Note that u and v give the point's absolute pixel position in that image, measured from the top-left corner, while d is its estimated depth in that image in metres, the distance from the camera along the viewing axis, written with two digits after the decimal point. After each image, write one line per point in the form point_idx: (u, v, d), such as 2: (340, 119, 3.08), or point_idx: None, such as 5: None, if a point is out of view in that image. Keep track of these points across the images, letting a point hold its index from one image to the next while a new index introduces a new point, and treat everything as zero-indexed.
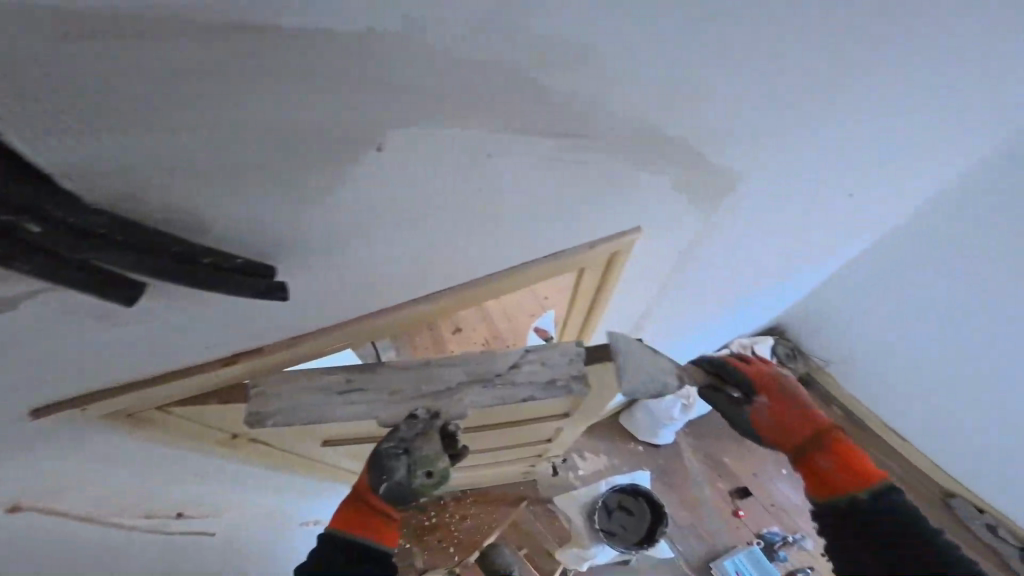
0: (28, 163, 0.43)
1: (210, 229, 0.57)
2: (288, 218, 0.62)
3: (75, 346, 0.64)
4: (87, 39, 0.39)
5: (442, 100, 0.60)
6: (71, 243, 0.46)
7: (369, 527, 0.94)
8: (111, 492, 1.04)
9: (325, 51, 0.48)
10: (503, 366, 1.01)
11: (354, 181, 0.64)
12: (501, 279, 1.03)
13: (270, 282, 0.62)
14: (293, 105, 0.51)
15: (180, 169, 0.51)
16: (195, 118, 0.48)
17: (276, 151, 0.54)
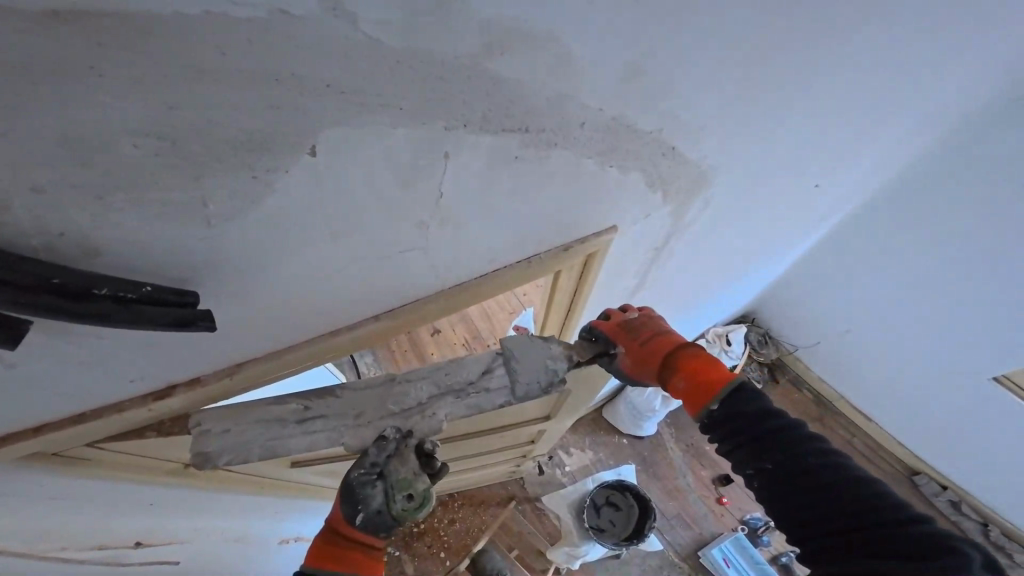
0: None
1: (109, 251, 0.49)
2: (208, 233, 0.54)
3: None
4: None
5: (380, 96, 0.53)
6: None
7: (351, 561, 0.83)
8: (47, 535, 0.94)
9: (227, 43, 0.40)
10: (474, 375, 0.95)
11: (284, 189, 0.56)
12: (466, 289, 0.96)
13: (186, 309, 0.54)
14: (196, 109, 0.43)
15: (59, 185, 0.42)
16: (66, 124, 0.39)
17: (182, 162, 0.46)
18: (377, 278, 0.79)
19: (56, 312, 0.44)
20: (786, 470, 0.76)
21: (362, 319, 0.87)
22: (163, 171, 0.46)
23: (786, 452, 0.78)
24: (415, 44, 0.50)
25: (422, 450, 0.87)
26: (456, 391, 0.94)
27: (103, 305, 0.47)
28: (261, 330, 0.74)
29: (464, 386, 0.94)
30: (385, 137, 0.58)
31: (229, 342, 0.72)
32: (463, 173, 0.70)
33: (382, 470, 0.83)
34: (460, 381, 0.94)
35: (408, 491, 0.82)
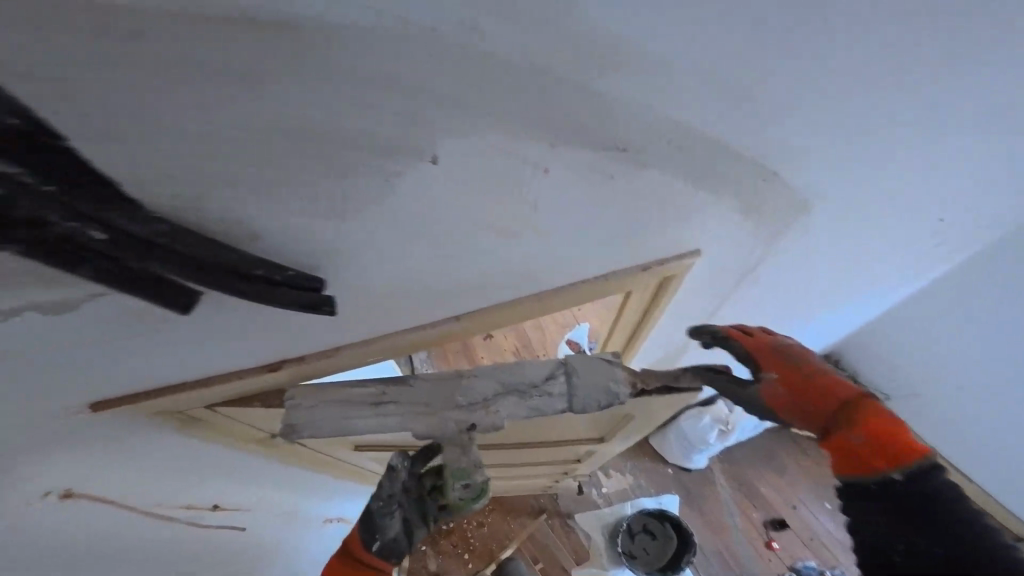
0: (103, 172, 0.44)
1: (263, 237, 0.57)
2: (338, 227, 0.61)
3: (134, 344, 0.66)
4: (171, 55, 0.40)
5: (497, 108, 0.58)
6: (133, 249, 0.49)
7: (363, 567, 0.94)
8: (150, 486, 1.03)
9: (388, 63, 0.47)
10: (537, 378, 0.95)
11: (405, 191, 0.62)
12: (547, 300, 0.98)
13: (309, 295, 0.64)
14: (351, 117, 0.50)
15: (242, 178, 0.50)
16: (259, 125, 0.47)
17: (332, 162, 0.53)
18: (462, 279, 0.83)
19: (222, 285, 0.55)
20: (956, 566, 0.62)
21: (445, 317, 0.91)
22: (317, 169, 0.53)
23: (967, 549, 0.62)
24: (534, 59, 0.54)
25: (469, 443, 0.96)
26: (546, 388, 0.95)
27: (252, 284, 0.57)
28: (358, 318, 0.80)
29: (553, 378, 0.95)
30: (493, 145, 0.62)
31: (331, 327, 0.79)
32: (557, 185, 0.73)
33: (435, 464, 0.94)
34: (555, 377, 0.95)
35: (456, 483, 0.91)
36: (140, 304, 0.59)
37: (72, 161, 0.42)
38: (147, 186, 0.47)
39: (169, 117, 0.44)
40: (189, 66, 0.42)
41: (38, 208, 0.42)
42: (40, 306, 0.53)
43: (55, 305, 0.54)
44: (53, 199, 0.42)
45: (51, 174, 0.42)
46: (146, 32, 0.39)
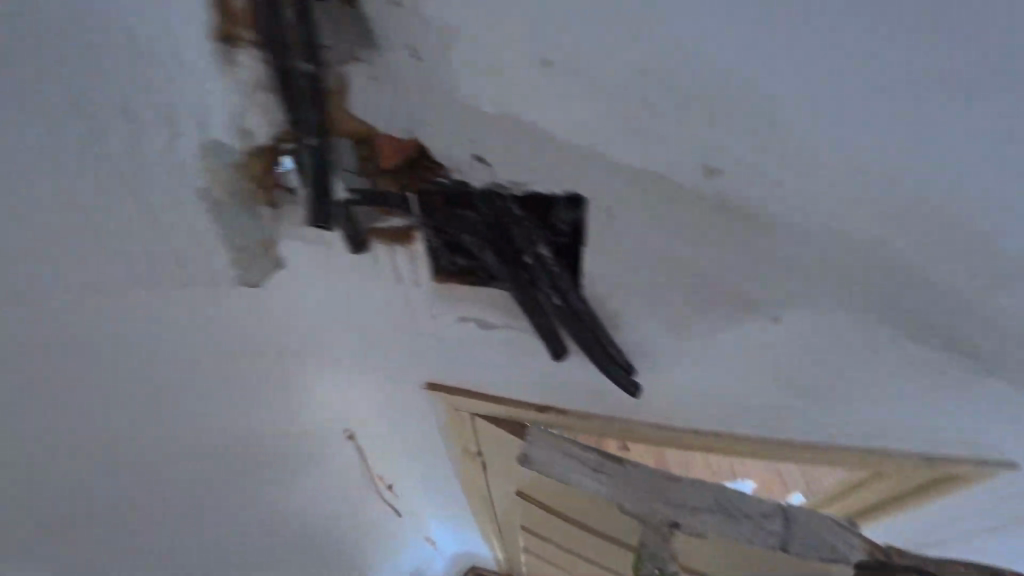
0: (581, 260, 0.68)
1: (626, 327, 0.73)
2: (677, 339, 0.73)
3: (483, 359, 0.90)
4: (675, 214, 0.59)
5: (886, 299, 0.60)
6: (559, 308, 0.73)
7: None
8: (379, 443, 1.34)
9: (818, 248, 0.57)
10: (751, 510, 0.95)
11: (749, 334, 0.69)
12: (810, 460, 0.83)
13: (626, 377, 0.78)
14: (754, 275, 0.62)
15: (648, 289, 0.68)
16: (688, 263, 0.63)
17: (714, 298, 0.66)
18: (738, 421, 0.82)
19: (584, 346, 0.76)
20: None
21: (691, 431, 0.87)
22: (699, 299, 0.67)
23: None
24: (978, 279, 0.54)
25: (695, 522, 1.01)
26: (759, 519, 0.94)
27: (600, 354, 0.76)
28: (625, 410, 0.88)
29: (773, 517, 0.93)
30: (863, 326, 0.64)
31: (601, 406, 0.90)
32: (900, 381, 0.67)
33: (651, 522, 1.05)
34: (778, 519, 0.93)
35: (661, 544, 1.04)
36: (517, 340, 0.81)
37: (572, 251, 0.67)
38: (592, 273, 0.69)
39: (643, 242, 0.63)
40: (681, 218, 0.59)
41: (539, 272, 0.70)
42: (478, 319, 0.81)
43: (484, 321, 0.81)
44: (548, 270, 0.69)
45: (558, 257, 0.68)
46: (677, 198, 0.57)
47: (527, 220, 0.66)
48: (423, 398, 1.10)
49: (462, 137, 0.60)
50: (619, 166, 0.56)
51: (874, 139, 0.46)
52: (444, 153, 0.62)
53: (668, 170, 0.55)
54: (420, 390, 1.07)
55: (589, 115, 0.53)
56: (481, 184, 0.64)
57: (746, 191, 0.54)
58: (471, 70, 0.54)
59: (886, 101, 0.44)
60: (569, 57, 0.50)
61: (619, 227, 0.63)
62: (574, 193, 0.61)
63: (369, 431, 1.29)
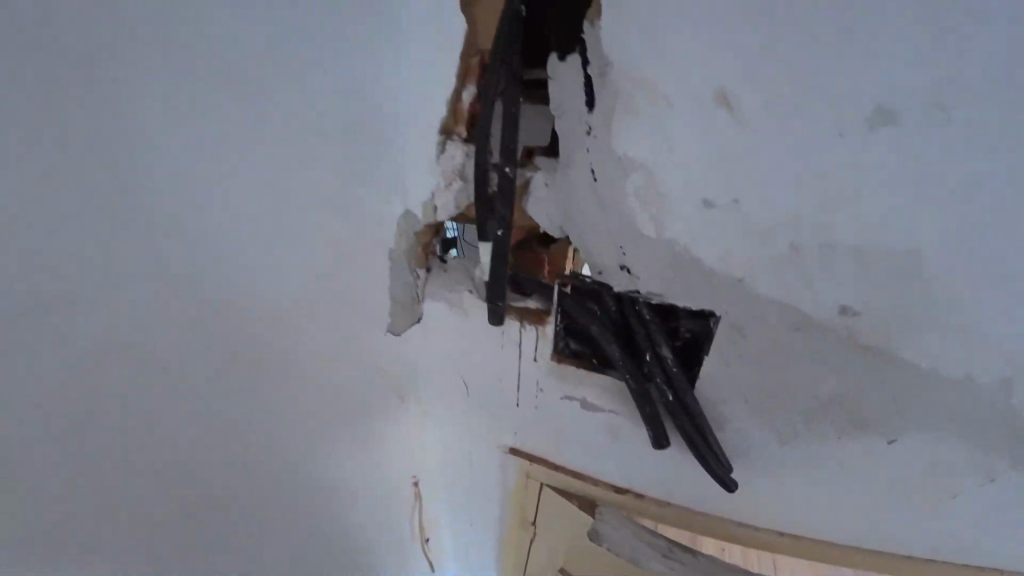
0: (699, 364, 0.74)
1: (730, 426, 0.78)
2: (778, 442, 0.78)
3: (574, 435, 0.94)
4: (799, 335, 0.67)
5: (994, 435, 0.65)
6: (670, 405, 0.77)
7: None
8: (434, 496, 1.34)
9: (929, 380, 0.64)
10: None
11: (851, 448, 0.73)
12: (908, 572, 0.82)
13: (726, 478, 0.79)
14: (865, 395, 0.68)
15: (759, 395, 0.74)
16: (803, 378, 0.70)
17: (822, 411, 0.72)
18: (827, 530, 0.84)
19: (689, 443, 0.78)
20: None
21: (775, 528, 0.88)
22: (807, 410, 0.73)
23: None
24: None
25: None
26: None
27: (703, 451, 0.78)
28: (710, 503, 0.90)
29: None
30: (975, 460, 0.67)
31: (685, 496, 0.92)
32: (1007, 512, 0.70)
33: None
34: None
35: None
36: (618, 423, 0.87)
37: (692, 355, 0.74)
38: (706, 376, 0.75)
39: (764, 355, 0.70)
40: (808, 341, 0.67)
41: (657, 370, 0.75)
42: (584, 400, 0.87)
43: (590, 403, 0.87)
44: (666, 370, 0.75)
45: (677, 359, 0.74)
46: (803, 323, 0.65)
47: (654, 324, 0.73)
48: (495, 462, 1.12)
49: (614, 246, 0.69)
50: (757, 293, 0.65)
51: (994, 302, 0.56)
52: (592, 257, 0.72)
53: (803, 302, 0.64)
54: (497, 454, 1.10)
55: (741, 250, 0.63)
56: (618, 289, 0.73)
57: (871, 326, 0.63)
58: (640, 199, 0.65)
59: (999, 269, 0.54)
60: (734, 206, 0.61)
61: (745, 341, 0.70)
62: (706, 308, 0.69)
63: (431, 483, 1.31)
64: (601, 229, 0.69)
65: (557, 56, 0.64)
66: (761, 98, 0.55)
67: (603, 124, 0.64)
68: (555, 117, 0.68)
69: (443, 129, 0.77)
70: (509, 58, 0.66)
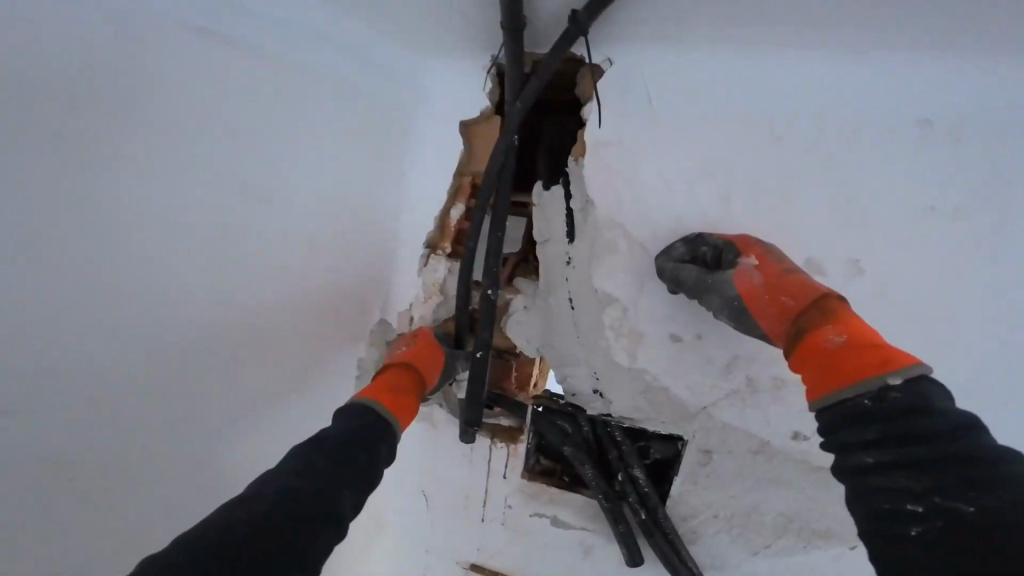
0: (669, 484, 0.76)
1: (700, 543, 0.79)
2: (745, 558, 0.79)
3: (544, 556, 0.88)
4: (758, 458, 0.71)
5: None
6: (646, 523, 0.76)
7: (402, 385, 0.66)
8: None
9: None
10: None
11: (810, 559, 0.77)
12: None
13: None
14: (817, 511, 0.73)
15: (724, 513, 0.76)
16: (764, 497, 0.73)
17: (783, 525, 0.75)
18: None
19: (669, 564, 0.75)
20: None
21: None
22: (770, 526, 0.76)
23: None
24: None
25: (883, 344, 0.47)
26: (940, 470, 0.39)
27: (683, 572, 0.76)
28: None
29: (930, 518, 0.38)
30: None
31: None
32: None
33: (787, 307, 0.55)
34: (970, 505, 0.36)
35: (824, 322, 0.51)
36: (591, 540, 0.84)
37: (661, 475, 0.75)
38: (678, 497, 0.76)
39: (728, 476, 0.73)
40: (768, 463, 0.71)
41: (630, 490, 0.75)
42: (555, 518, 0.84)
43: (561, 521, 0.84)
44: (639, 490, 0.75)
45: (650, 479, 0.75)
46: (761, 447, 0.70)
47: (624, 444, 0.74)
48: None
49: (589, 371, 0.73)
50: (723, 422, 0.70)
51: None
52: (567, 379, 0.74)
53: (759, 426, 0.69)
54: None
55: (707, 382, 0.69)
56: (591, 412, 0.75)
57: (820, 452, 0.69)
58: (615, 329, 0.70)
59: None
60: (698, 340, 0.68)
61: (717, 466, 0.73)
62: (674, 433, 0.72)
63: None
64: (576, 354, 0.73)
65: (542, 185, 0.74)
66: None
67: (583, 258, 0.71)
68: (538, 243, 0.74)
69: (429, 244, 0.80)
70: (501, 182, 0.69)
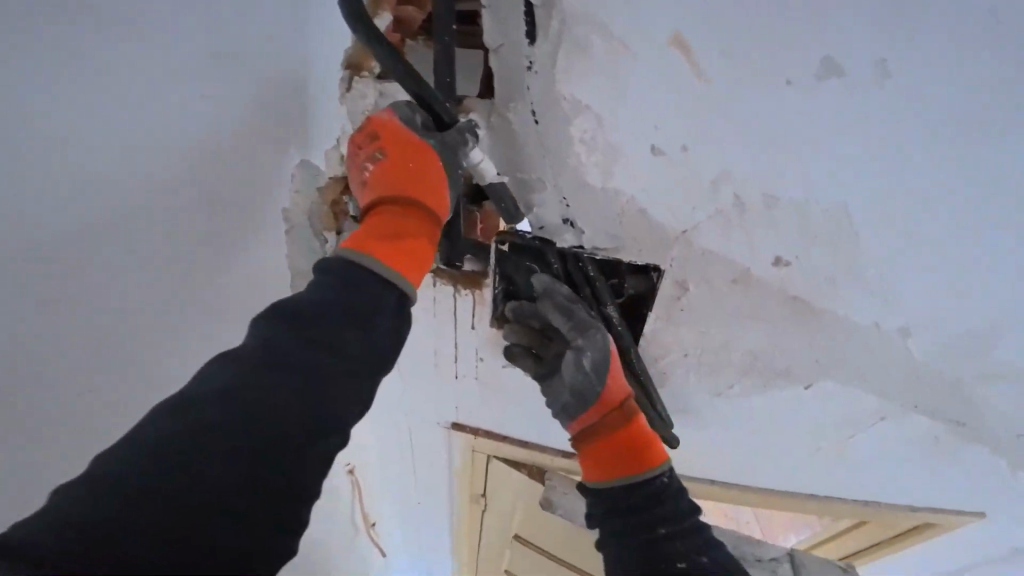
0: (642, 324, 0.73)
1: (670, 382, 0.79)
2: (711, 397, 0.81)
3: (518, 409, 0.89)
4: (737, 289, 0.66)
5: (881, 376, 0.72)
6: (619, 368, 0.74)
7: (393, 225, 0.58)
8: (383, 472, 1.22)
9: (844, 330, 0.67)
10: (765, 556, 1.02)
11: (770, 394, 0.79)
12: (795, 500, 1.00)
13: (672, 436, 0.80)
14: (787, 349, 0.72)
15: (696, 351, 0.74)
16: (737, 336, 0.72)
17: (751, 364, 0.75)
18: (739, 468, 0.95)
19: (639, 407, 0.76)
20: None
21: (701, 477, 0.99)
22: (739, 366, 0.75)
23: None
24: (957, 369, 0.70)
25: (652, 442, 0.68)
26: (682, 524, 0.60)
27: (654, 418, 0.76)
28: None
29: (666, 534, 0.59)
30: (862, 398, 0.76)
31: None
32: (888, 438, 0.83)
33: (604, 405, 0.69)
34: (700, 557, 0.58)
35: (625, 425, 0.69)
36: None
37: (634, 316, 0.72)
38: (652, 336, 0.74)
39: (705, 311, 0.69)
40: (745, 295, 0.67)
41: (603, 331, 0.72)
42: None
43: None
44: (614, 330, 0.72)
45: (623, 317, 0.72)
46: (739, 278, 0.65)
47: (598, 279, 0.70)
48: (439, 441, 1.05)
49: (557, 197, 0.65)
50: (700, 248, 0.64)
51: (903, 262, 0.61)
52: (532, 211, 0.67)
53: (741, 254, 0.63)
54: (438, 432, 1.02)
55: (683, 204, 0.62)
56: (561, 245, 0.69)
57: (797, 281, 0.64)
58: (585, 145, 0.61)
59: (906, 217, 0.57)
60: (680, 153, 0.59)
61: (690, 303, 0.69)
62: (651, 262, 0.66)
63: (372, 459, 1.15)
64: (543, 181, 0.65)
65: None
66: (704, 55, 0.52)
67: (546, 61, 0.59)
68: (491, 50, 0.61)
69: (348, 62, 0.67)
70: None
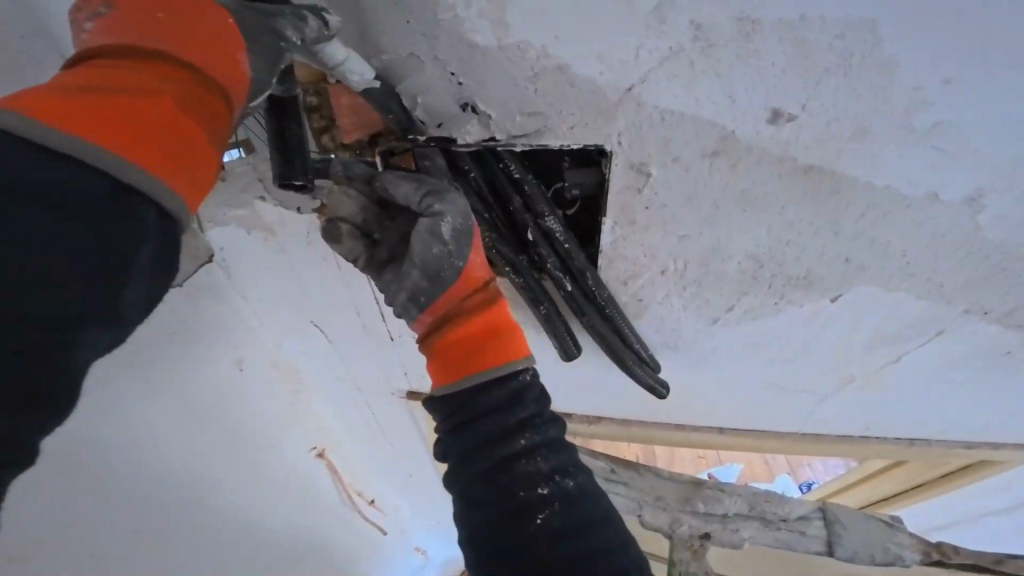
0: (597, 239, 0.55)
1: (645, 314, 0.62)
2: (702, 325, 0.63)
3: None
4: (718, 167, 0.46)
5: (935, 272, 0.52)
6: (574, 299, 0.57)
7: (125, 91, 0.34)
8: (367, 455, 1.04)
9: (876, 208, 0.47)
10: (790, 514, 0.87)
11: (779, 313, 0.60)
12: (823, 443, 0.83)
13: (654, 376, 0.64)
14: (797, 246, 0.52)
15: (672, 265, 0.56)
16: (725, 238, 0.53)
17: (747, 275, 0.56)
18: (751, 411, 0.79)
19: (606, 344, 0.60)
20: None
21: (706, 426, 0.84)
22: (733, 280, 0.57)
23: None
24: None
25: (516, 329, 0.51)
26: (548, 435, 0.46)
27: (624, 351, 0.61)
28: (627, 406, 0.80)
29: (526, 450, 0.45)
30: (906, 305, 0.57)
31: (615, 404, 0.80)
32: (943, 358, 0.63)
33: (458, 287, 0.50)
34: (565, 480, 0.45)
35: (484, 310, 0.50)
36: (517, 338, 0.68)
37: (585, 227, 0.54)
38: (612, 254, 0.56)
39: (676, 207, 0.50)
40: (730, 174, 0.47)
41: (546, 252, 0.54)
42: None
43: None
44: (560, 250, 0.54)
45: (570, 230, 0.54)
46: (719, 149, 0.45)
47: (528, 181, 0.51)
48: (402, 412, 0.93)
49: (443, 72, 0.44)
50: (657, 110, 0.43)
51: (996, 85, 0.37)
52: (415, 100, 0.46)
53: (720, 113, 0.42)
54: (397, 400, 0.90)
55: (625, 45, 0.39)
56: (467, 142, 0.49)
57: (810, 143, 0.43)
58: None
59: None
60: None
61: (658, 196, 0.50)
62: (595, 145, 0.47)
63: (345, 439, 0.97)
64: (416, 53, 0.42)
65: None
66: None
67: None
68: None
69: None
70: None
